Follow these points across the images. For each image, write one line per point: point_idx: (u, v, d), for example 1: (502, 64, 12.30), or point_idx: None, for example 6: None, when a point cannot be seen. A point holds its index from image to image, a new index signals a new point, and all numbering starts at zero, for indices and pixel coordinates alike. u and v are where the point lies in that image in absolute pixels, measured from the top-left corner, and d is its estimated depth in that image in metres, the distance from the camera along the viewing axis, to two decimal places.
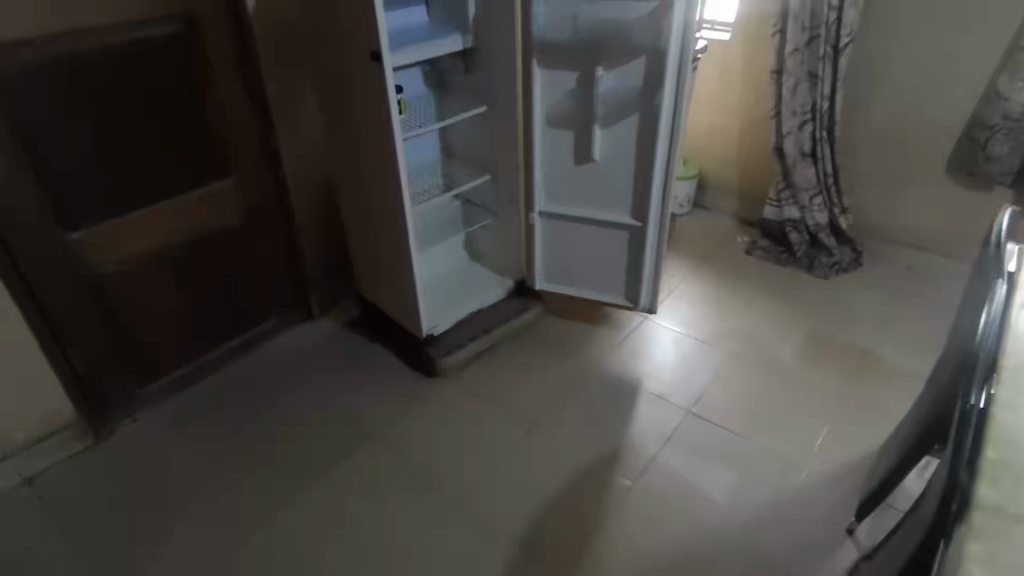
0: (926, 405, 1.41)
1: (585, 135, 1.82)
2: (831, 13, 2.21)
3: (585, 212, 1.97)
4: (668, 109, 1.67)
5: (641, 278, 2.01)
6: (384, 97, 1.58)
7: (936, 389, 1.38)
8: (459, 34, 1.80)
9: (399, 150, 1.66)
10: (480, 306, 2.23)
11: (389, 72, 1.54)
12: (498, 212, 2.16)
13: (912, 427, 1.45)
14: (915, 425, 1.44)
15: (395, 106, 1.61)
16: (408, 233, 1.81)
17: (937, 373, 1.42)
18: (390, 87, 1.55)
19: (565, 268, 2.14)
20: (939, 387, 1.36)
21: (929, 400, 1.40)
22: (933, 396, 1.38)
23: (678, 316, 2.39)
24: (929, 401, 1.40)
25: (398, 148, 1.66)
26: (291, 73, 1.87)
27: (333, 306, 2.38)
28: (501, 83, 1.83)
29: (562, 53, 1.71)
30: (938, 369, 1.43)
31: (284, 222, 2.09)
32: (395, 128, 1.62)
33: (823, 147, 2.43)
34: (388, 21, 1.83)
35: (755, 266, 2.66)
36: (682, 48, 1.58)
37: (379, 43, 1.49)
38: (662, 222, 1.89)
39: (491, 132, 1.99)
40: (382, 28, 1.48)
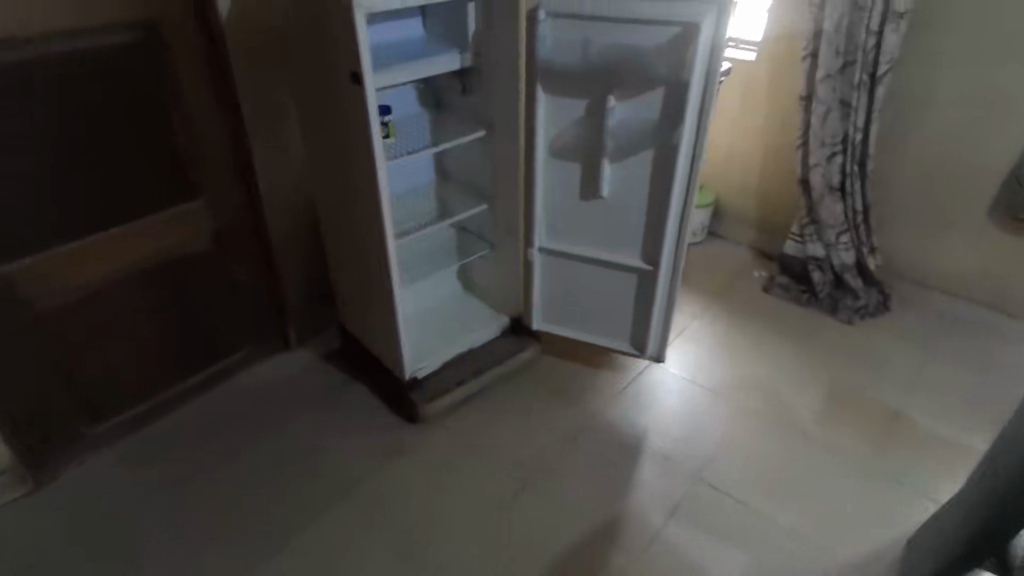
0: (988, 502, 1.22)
1: (593, 170, 1.62)
2: (869, 38, 2.01)
3: (587, 253, 1.78)
4: (687, 147, 1.47)
5: (651, 323, 1.82)
6: (365, 121, 1.40)
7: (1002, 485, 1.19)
8: (457, 51, 1.62)
9: (382, 178, 1.48)
10: (472, 345, 2.04)
11: (373, 95, 1.36)
12: (496, 242, 1.98)
13: (970, 524, 1.26)
14: (971, 521, 1.26)
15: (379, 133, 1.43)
16: (391, 268, 1.64)
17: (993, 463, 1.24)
18: (373, 112, 1.37)
19: (566, 308, 1.95)
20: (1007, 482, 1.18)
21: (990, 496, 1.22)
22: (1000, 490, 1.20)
23: (688, 361, 2.20)
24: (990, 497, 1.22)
25: (381, 176, 1.48)
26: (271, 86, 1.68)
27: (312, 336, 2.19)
28: (502, 106, 1.66)
29: (568, 79, 1.50)
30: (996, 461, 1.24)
31: (262, 249, 1.90)
32: (378, 155, 1.44)
33: (853, 182, 2.24)
34: (377, 34, 1.63)
35: (771, 304, 2.47)
36: (706, 80, 1.37)
37: (361, 64, 1.30)
38: (675, 266, 1.70)
39: (491, 159, 1.81)
40: (364, 48, 1.29)
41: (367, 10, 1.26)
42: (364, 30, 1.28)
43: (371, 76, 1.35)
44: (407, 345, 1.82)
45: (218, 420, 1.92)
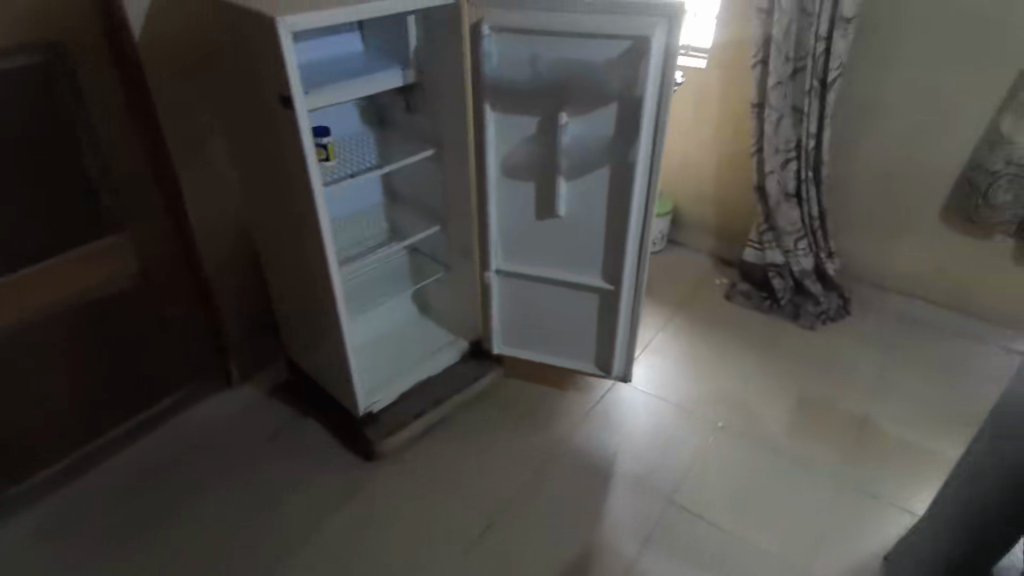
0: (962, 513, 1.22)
1: (548, 189, 1.54)
2: (818, 44, 2.01)
3: (546, 274, 1.70)
4: (644, 163, 1.41)
5: (616, 343, 1.75)
6: (299, 146, 1.29)
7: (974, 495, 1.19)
8: (399, 67, 1.53)
9: (321, 206, 1.38)
10: (431, 373, 1.93)
11: (305, 118, 1.25)
12: (451, 264, 1.89)
13: (948, 540, 1.24)
14: (951, 539, 1.23)
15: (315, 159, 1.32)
16: (337, 300, 1.53)
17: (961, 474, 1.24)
18: (307, 136, 1.27)
19: (527, 331, 1.86)
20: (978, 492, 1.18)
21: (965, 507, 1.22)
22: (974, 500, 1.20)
23: (656, 377, 2.14)
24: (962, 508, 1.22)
25: (320, 204, 1.37)
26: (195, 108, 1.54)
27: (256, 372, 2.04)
28: (452, 125, 1.57)
29: (517, 95, 1.42)
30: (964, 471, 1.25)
31: (197, 282, 1.76)
32: (314, 182, 1.33)
33: (809, 188, 2.24)
34: (311, 51, 1.53)
35: (735, 313, 2.45)
36: (659, 95, 1.32)
37: (290, 85, 1.20)
38: (638, 284, 1.64)
39: (442, 179, 1.72)
40: (291, 69, 1.18)
41: (292, 27, 1.15)
42: (291, 49, 1.18)
43: (303, 99, 1.24)
44: (360, 380, 1.71)
45: (155, 470, 1.76)
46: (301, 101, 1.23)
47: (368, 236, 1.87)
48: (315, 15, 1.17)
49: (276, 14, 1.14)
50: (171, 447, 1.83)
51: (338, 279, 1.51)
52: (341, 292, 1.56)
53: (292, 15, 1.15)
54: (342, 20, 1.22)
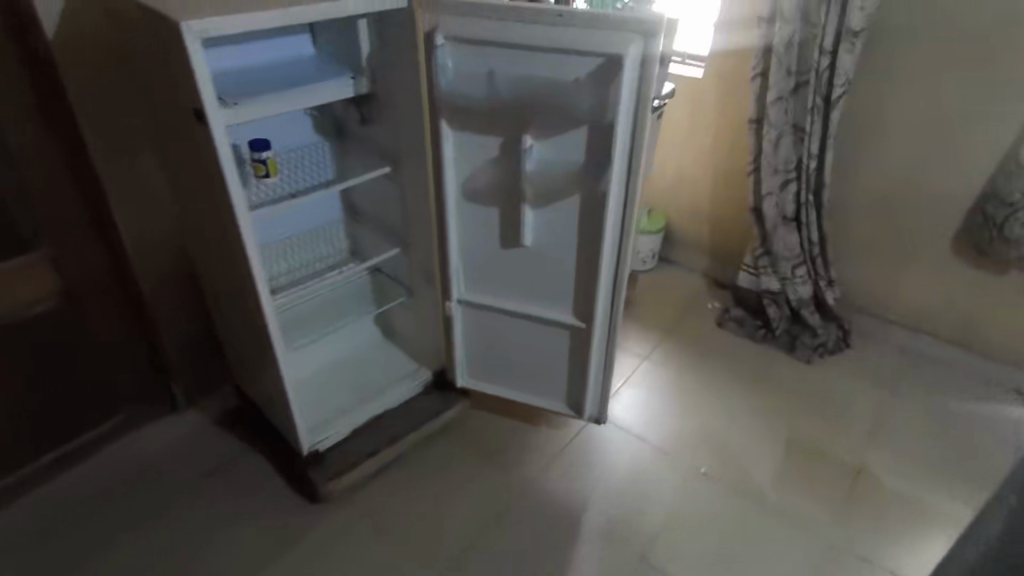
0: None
1: (513, 216, 1.39)
2: (821, 58, 1.84)
3: (513, 306, 1.55)
4: (617, 195, 1.25)
5: (588, 382, 1.60)
6: (218, 165, 1.14)
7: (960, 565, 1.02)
8: (350, 76, 1.37)
9: (247, 231, 1.23)
10: (388, 406, 1.77)
11: (222, 134, 1.11)
12: (413, 289, 1.74)
13: None
14: None
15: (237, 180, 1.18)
16: (271, 333, 1.39)
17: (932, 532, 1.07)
18: (225, 155, 1.13)
19: (492, 365, 1.71)
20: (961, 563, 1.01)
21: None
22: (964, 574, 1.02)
23: (637, 413, 1.99)
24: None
25: (245, 230, 1.23)
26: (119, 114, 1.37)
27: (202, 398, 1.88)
28: (411, 143, 1.42)
29: (476, 114, 1.26)
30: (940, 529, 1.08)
31: (130, 301, 1.61)
32: (237, 204, 1.19)
33: (809, 213, 2.07)
34: (252, 54, 1.37)
35: (726, 342, 2.29)
36: (633, 121, 1.16)
37: (201, 98, 1.05)
38: (612, 321, 1.47)
39: (402, 199, 1.57)
40: (202, 78, 1.04)
41: (201, 33, 1.00)
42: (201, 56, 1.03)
43: (218, 112, 1.10)
44: (301, 415, 1.57)
45: (79, 505, 1.61)
46: (215, 114, 1.09)
47: (324, 258, 1.74)
48: (229, 18, 1.02)
49: (181, 17, 0.99)
50: (101, 480, 1.67)
51: (270, 310, 1.37)
52: (276, 322, 1.42)
53: (201, 18, 1.00)
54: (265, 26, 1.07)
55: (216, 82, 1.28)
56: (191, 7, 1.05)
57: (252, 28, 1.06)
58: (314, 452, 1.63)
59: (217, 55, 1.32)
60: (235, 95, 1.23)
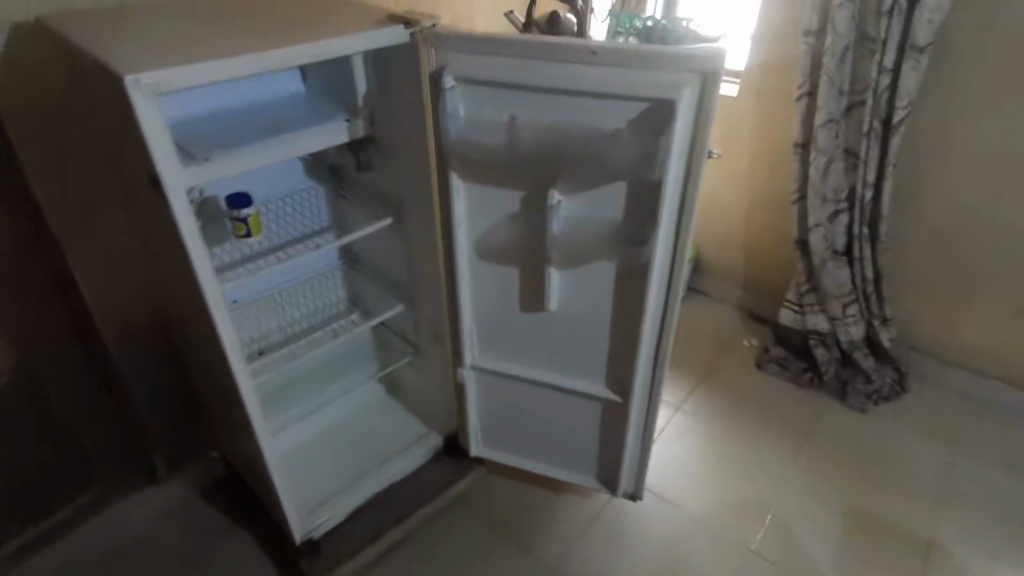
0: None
1: (536, 278, 1.19)
2: (880, 77, 1.61)
3: (535, 374, 1.34)
4: (662, 262, 1.05)
5: (624, 458, 1.39)
6: (180, 237, 0.96)
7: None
8: (343, 118, 1.18)
9: (218, 309, 1.05)
10: (392, 479, 1.57)
11: (182, 204, 0.93)
12: (422, 349, 1.54)
13: None
14: None
15: (205, 251, 1.00)
16: (252, 418, 1.20)
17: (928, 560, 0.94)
18: (186, 226, 0.95)
19: (512, 435, 1.50)
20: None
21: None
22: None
23: (674, 475, 1.77)
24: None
25: (211, 305, 1.04)
26: (76, 166, 1.19)
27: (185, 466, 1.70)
28: (419, 194, 1.23)
29: (491, 168, 1.06)
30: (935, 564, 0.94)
31: (100, 368, 1.42)
32: (204, 280, 1.01)
33: (862, 247, 1.85)
34: (233, 95, 1.19)
35: (768, 386, 2.07)
36: (684, 178, 0.95)
37: (154, 162, 0.87)
38: (653, 393, 1.27)
39: (408, 253, 1.38)
40: (153, 138, 0.85)
41: (153, 89, 0.82)
42: (154, 115, 0.85)
43: (178, 177, 0.91)
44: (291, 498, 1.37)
45: None
46: (173, 180, 0.91)
47: (321, 310, 1.58)
48: (189, 70, 0.84)
49: (128, 70, 0.80)
50: (67, 566, 1.49)
51: (250, 394, 1.18)
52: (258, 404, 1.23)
53: (151, 71, 0.81)
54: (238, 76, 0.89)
55: (186, 130, 1.09)
56: (146, 57, 0.86)
57: (220, 78, 0.88)
58: (308, 541, 1.43)
59: (189, 99, 1.13)
60: (206, 148, 1.04)
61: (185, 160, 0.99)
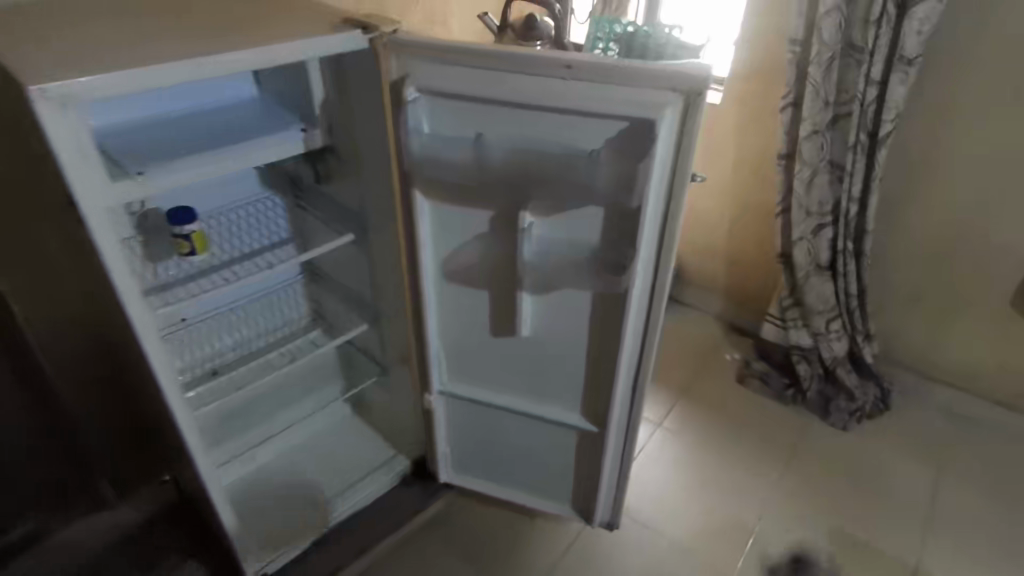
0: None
1: (508, 303, 1.11)
2: (867, 89, 1.55)
3: (506, 403, 1.26)
4: (641, 292, 0.99)
5: (600, 488, 1.32)
6: (104, 263, 0.86)
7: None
8: (298, 127, 1.09)
9: (151, 339, 0.96)
10: (356, 509, 1.48)
11: (104, 226, 0.84)
12: (389, 370, 1.45)
13: None
14: None
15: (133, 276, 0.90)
16: (194, 456, 1.10)
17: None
18: (110, 250, 0.85)
19: (484, 462, 1.43)
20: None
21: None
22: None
23: (653, 498, 1.71)
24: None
25: (142, 332, 0.94)
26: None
27: (135, 490, 1.57)
28: (383, 211, 1.15)
29: (458, 187, 0.98)
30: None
31: (33, 390, 1.30)
32: (133, 309, 0.91)
33: (847, 261, 1.79)
34: (178, 102, 1.11)
35: (750, 402, 2.02)
36: (664, 204, 0.88)
37: (67, 182, 0.78)
38: (631, 424, 1.20)
39: (372, 271, 1.29)
40: (64, 154, 0.76)
41: (62, 100, 0.73)
42: (63, 131, 0.75)
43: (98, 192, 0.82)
44: (244, 532, 1.27)
45: None
46: (91, 194, 0.81)
47: (282, 327, 1.49)
48: (105, 77, 0.75)
49: (31, 79, 0.71)
50: None
51: (191, 432, 1.08)
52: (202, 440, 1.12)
53: (59, 79, 0.72)
54: (164, 85, 0.80)
55: (121, 140, 1.00)
56: (61, 63, 0.77)
57: (142, 87, 0.79)
58: None
59: (127, 104, 1.04)
60: (141, 160, 0.94)
61: (115, 173, 0.90)
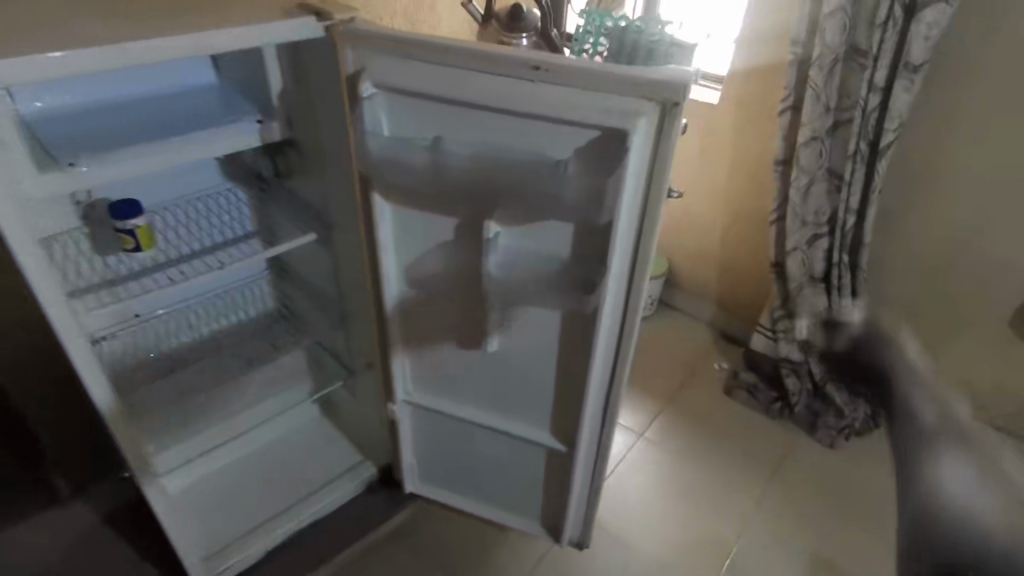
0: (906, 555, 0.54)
1: (474, 315, 1.04)
2: (870, 95, 1.46)
3: (472, 416, 1.20)
4: (612, 313, 0.92)
5: (570, 508, 1.26)
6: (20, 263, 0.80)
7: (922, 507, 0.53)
8: (256, 118, 1.02)
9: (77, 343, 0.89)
10: (317, 517, 1.42)
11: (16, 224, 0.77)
12: (355, 374, 1.39)
13: None
14: None
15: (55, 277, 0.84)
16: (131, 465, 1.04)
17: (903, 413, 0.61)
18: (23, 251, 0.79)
19: (452, 473, 1.37)
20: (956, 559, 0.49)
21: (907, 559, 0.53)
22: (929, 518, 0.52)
23: (629, 512, 1.66)
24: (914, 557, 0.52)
25: (65, 338, 0.87)
26: None
27: (93, 484, 1.52)
28: (346, 211, 1.08)
29: (420, 192, 0.92)
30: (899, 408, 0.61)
31: None
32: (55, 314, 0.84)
33: (843, 273, 1.71)
34: (130, 87, 1.03)
35: (736, 414, 1.96)
36: (638, 221, 0.81)
37: None
38: (602, 444, 1.13)
39: (337, 272, 1.22)
40: None
41: None
42: None
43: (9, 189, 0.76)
44: (190, 542, 1.21)
45: None
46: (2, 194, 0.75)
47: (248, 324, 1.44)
48: (5, 63, 0.67)
49: None
50: None
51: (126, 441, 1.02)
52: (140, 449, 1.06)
53: None
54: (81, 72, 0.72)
55: (57, 126, 0.92)
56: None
57: (56, 73, 0.71)
58: None
59: (69, 87, 0.97)
60: (74, 150, 0.87)
61: (43, 163, 0.83)
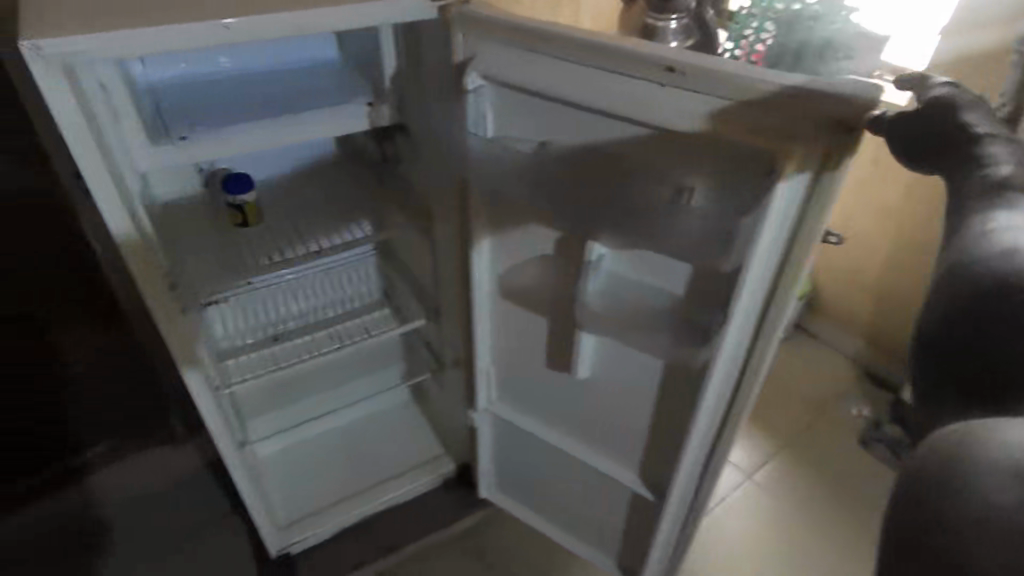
0: (937, 301, 0.46)
1: (566, 335, 0.93)
2: None
3: (557, 441, 1.10)
4: (729, 367, 0.76)
5: (651, 558, 1.12)
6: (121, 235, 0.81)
7: (971, 248, 0.45)
8: (365, 100, 0.96)
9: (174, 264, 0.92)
10: (392, 503, 1.42)
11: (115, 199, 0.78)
12: (443, 368, 1.34)
13: None
14: None
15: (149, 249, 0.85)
16: (215, 434, 1.07)
17: (947, 121, 0.52)
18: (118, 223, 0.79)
19: (528, 490, 1.29)
20: (998, 282, 0.41)
21: (927, 316, 0.46)
22: (972, 255, 0.44)
23: (721, 563, 1.48)
24: (940, 303, 0.45)
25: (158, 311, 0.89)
26: None
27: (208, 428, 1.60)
28: (445, 203, 1.01)
29: (521, 199, 0.82)
30: (947, 129, 0.52)
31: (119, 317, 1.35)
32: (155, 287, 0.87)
33: None
34: (254, 61, 1.03)
35: (868, 473, 1.68)
36: (776, 268, 0.65)
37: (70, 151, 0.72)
38: (696, 502, 0.98)
39: (433, 263, 1.16)
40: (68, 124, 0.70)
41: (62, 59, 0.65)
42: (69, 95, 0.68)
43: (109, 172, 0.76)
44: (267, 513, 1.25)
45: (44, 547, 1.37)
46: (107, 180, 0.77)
47: (354, 300, 1.45)
48: (108, 35, 0.66)
49: (29, 32, 0.64)
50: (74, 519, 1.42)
51: (211, 411, 1.04)
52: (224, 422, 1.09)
53: (58, 36, 0.64)
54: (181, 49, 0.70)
55: (176, 98, 0.94)
56: (79, 16, 0.69)
57: (162, 49, 0.69)
58: (285, 555, 1.32)
59: (195, 58, 0.98)
60: (185, 125, 0.87)
61: (156, 137, 0.84)
